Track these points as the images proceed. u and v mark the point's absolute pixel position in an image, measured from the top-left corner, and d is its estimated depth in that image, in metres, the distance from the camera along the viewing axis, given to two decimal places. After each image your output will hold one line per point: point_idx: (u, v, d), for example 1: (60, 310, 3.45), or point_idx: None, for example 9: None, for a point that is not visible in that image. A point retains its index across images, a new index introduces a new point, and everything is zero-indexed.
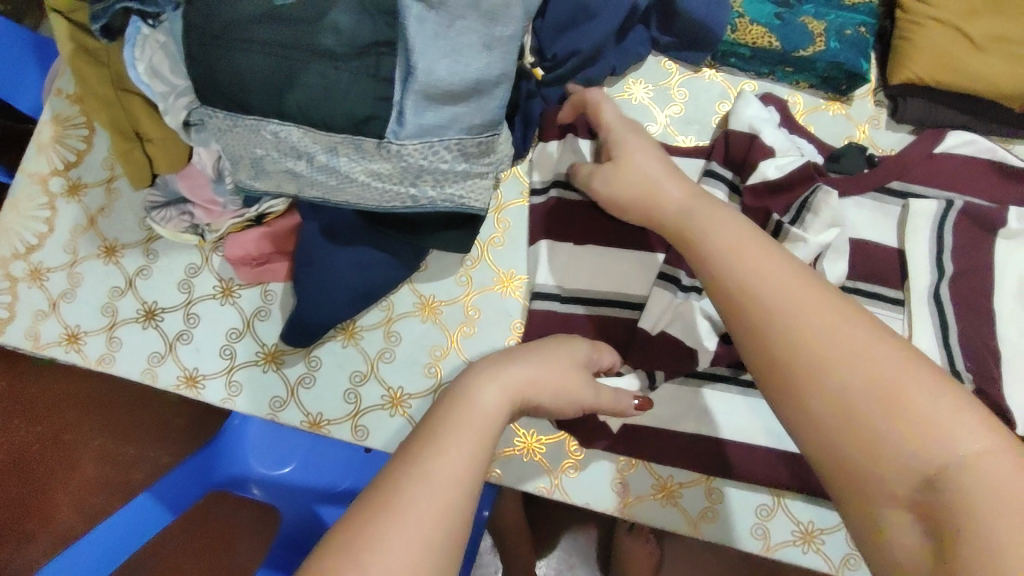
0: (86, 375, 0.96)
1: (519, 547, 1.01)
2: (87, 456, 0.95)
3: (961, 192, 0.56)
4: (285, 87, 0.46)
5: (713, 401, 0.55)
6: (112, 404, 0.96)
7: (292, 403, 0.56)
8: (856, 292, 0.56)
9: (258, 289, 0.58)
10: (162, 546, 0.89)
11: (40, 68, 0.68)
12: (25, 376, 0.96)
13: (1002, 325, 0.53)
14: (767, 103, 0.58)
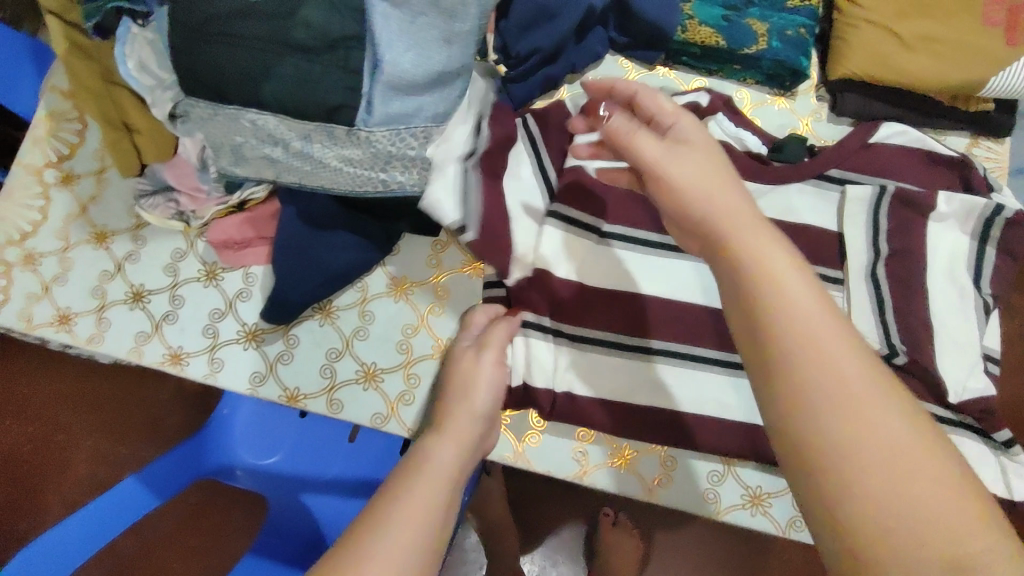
0: (77, 376, 0.98)
1: (503, 539, 1.03)
2: (78, 455, 0.97)
3: (895, 177, 0.60)
4: (260, 78, 0.50)
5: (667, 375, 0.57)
6: (101, 403, 0.98)
7: (271, 378, 0.59)
8: None
9: (240, 272, 0.62)
10: (148, 534, 0.92)
11: (35, 65, 0.72)
12: (18, 378, 0.97)
13: (933, 300, 0.58)
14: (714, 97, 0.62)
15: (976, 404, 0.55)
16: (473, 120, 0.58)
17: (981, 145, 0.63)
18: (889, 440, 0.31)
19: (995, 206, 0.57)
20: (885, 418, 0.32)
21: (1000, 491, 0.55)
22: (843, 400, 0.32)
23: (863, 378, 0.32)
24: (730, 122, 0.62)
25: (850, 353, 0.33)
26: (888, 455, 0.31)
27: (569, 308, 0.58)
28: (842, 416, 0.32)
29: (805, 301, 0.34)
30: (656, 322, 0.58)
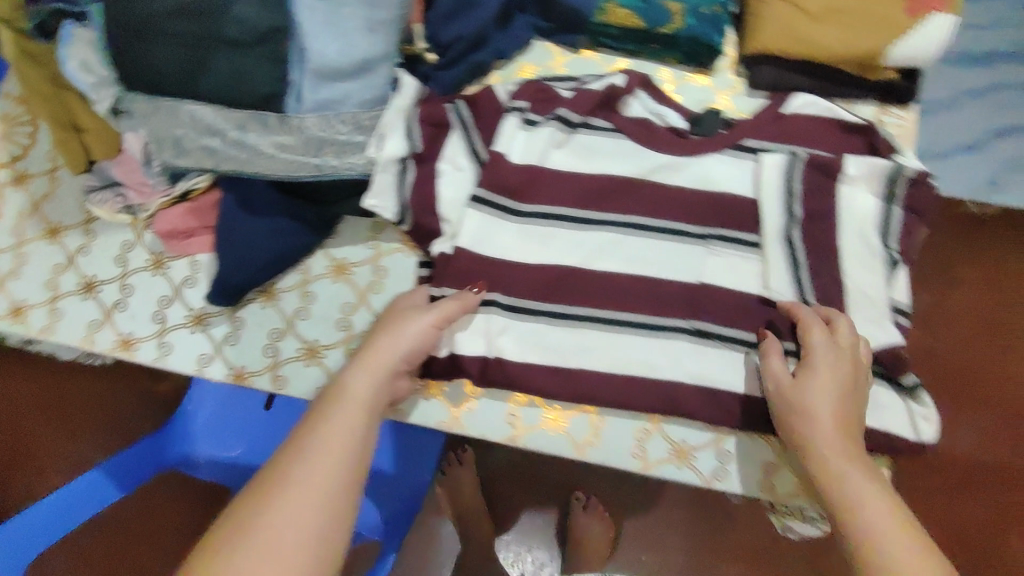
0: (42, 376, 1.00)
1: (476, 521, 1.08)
2: (44, 448, 0.99)
3: (806, 145, 0.64)
4: (196, 73, 0.53)
5: (593, 336, 0.61)
6: (68, 401, 1.00)
7: (218, 358, 0.63)
8: (717, 239, 0.63)
9: (186, 259, 0.64)
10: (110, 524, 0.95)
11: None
12: None
13: (844, 259, 0.61)
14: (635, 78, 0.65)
15: (886, 352, 0.59)
16: (398, 122, 0.58)
17: (890, 113, 0.67)
18: (874, 519, 0.48)
19: (896, 165, 0.61)
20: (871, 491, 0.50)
21: (909, 435, 0.58)
22: (844, 472, 0.51)
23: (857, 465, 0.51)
24: (653, 101, 0.66)
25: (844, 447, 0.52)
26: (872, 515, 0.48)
27: (496, 279, 0.61)
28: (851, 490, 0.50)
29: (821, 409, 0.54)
30: (579, 290, 0.61)
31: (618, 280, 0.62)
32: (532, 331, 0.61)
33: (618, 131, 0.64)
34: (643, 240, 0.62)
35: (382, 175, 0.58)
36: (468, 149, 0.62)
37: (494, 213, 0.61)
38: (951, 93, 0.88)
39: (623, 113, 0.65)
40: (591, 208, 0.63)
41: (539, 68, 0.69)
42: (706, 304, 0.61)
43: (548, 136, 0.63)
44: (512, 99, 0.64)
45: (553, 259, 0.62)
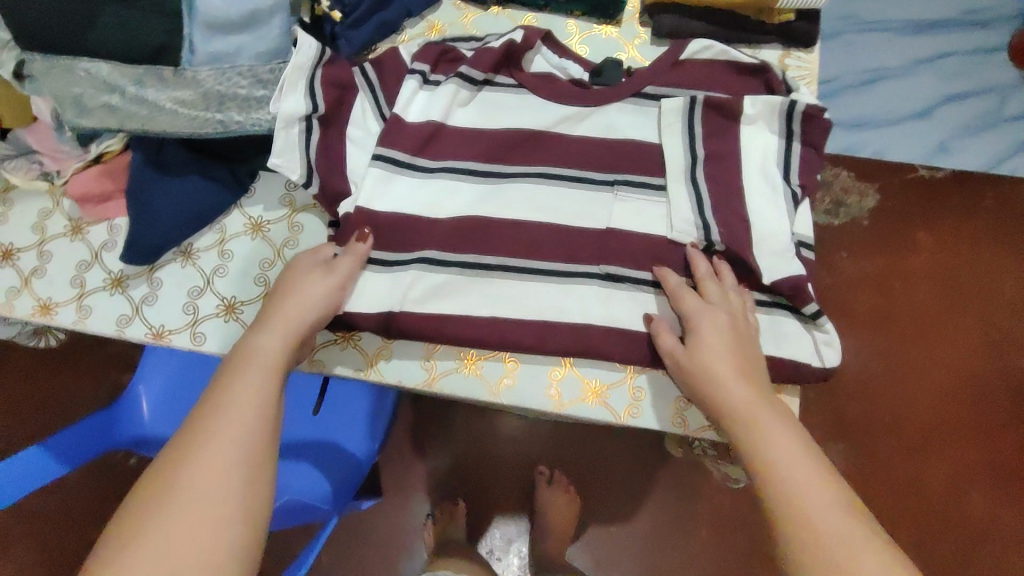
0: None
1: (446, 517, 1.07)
2: None
3: (705, 88, 0.66)
4: (84, 27, 0.54)
5: (507, 283, 0.61)
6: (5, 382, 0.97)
7: (137, 319, 0.63)
8: (627, 183, 0.64)
9: (105, 224, 0.65)
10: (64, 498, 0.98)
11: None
12: None
13: (749, 198, 0.63)
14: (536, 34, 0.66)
15: (786, 282, 0.60)
16: (301, 81, 0.59)
17: (793, 56, 0.68)
18: (805, 479, 0.46)
19: (790, 100, 0.63)
20: (797, 451, 0.48)
21: (814, 362, 0.60)
22: (766, 439, 0.49)
23: (784, 424, 0.50)
24: (555, 54, 0.67)
25: (760, 404, 0.52)
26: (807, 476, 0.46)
27: (405, 239, 0.62)
28: (776, 447, 0.48)
29: (724, 373, 0.54)
30: (486, 237, 0.62)
31: (533, 227, 0.63)
32: (443, 283, 0.61)
33: (522, 87, 0.66)
34: (553, 188, 0.64)
35: (285, 133, 0.59)
36: (375, 112, 0.63)
37: (396, 170, 0.62)
38: (904, 61, 1.13)
39: (527, 70, 0.67)
40: (500, 159, 0.64)
41: (448, 25, 0.70)
42: (615, 248, 0.62)
43: (451, 93, 0.64)
44: (415, 61, 0.64)
45: (465, 209, 0.63)
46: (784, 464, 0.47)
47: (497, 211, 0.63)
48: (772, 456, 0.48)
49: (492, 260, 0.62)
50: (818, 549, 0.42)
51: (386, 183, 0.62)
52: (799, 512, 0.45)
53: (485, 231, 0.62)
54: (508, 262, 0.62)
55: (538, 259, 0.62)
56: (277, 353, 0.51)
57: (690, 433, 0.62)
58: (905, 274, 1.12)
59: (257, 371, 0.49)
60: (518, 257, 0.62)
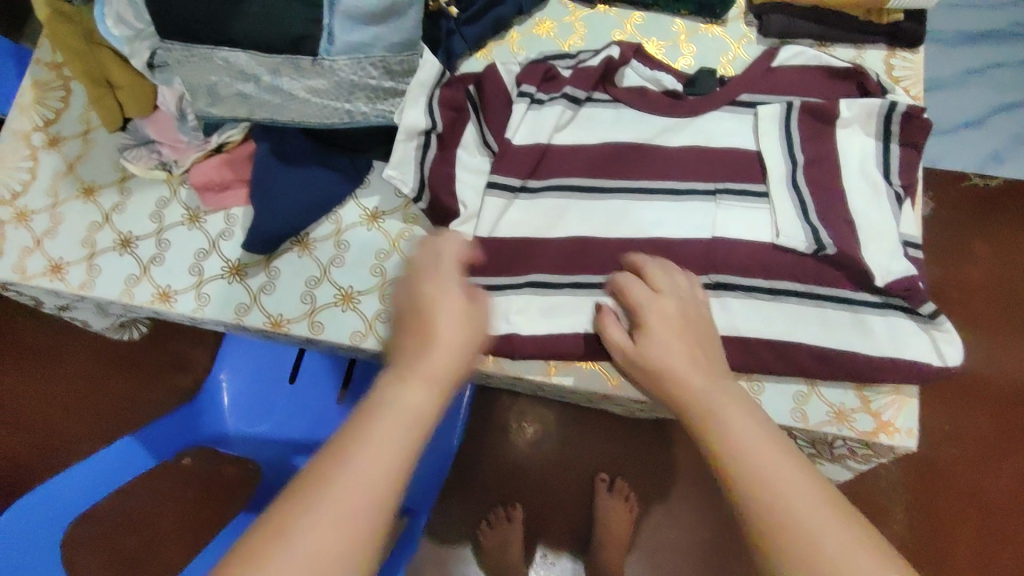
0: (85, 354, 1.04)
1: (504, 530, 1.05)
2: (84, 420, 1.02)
3: (802, 94, 0.66)
4: (230, 15, 0.54)
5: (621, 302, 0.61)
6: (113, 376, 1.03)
7: (256, 308, 0.64)
8: (728, 192, 0.64)
9: (222, 214, 0.66)
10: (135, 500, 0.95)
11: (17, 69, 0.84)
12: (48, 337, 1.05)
13: (853, 199, 0.63)
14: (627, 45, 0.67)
15: (900, 284, 0.59)
16: (422, 97, 0.60)
17: (899, 56, 0.69)
18: (820, 519, 0.39)
19: (888, 103, 0.63)
20: (812, 502, 0.39)
21: (934, 360, 0.59)
22: (754, 463, 0.41)
23: (763, 453, 0.42)
24: (647, 68, 0.67)
25: (763, 432, 0.44)
26: (802, 515, 0.39)
27: (517, 261, 0.62)
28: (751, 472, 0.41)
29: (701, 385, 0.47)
30: (591, 248, 0.62)
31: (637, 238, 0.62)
32: (550, 303, 0.61)
33: (618, 103, 0.66)
34: (662, 201, 0.63)
35: (404, 147, 0.61)
36: (480, 141, 0.64)
37: (506, 193, 0.63)
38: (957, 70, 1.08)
39: (619, 85, 0.67)
40: (608, 170, 0.64)
41: (555, 24, 0.71)
42: (724, 260, 0.62)
43: (557, 114, 0.64)
44: (519, 84, 0.64)
45: (576, 219, 0.63)
46: (763, 501, 0.40)
47: (599, 226, 0.62)
48: (767, 480, 0.41)
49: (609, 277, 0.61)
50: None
51: (497, 210, 0.62)
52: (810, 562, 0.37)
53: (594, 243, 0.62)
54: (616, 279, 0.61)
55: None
56: (417, 418, 0.40)
57: (809, 427, 0.62)
58: (961, 283, 1.11)
59: (382, 432, 0.39)
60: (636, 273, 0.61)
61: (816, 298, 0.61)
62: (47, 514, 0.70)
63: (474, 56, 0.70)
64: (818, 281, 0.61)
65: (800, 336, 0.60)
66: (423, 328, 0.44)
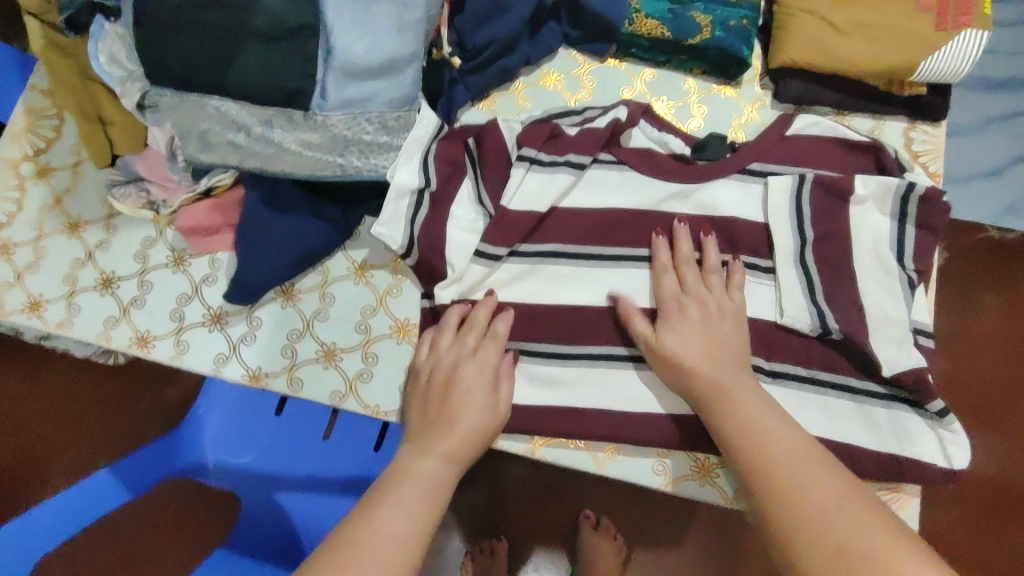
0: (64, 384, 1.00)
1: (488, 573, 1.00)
2: (60, 459, 0.99)
3: (813, 166, 0.63)
4: (224, 65, 0.53)
5: (612, 377, 0.59)
6: (88, 410, 1.00)
7: (234, 359, 0.62)
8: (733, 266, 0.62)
9: (207, 258, 0.64)
10: (111, 530, 0.93)
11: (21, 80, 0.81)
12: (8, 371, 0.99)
13: (860, 280, 0.60)
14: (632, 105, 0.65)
15: (908, 374, 0.57)
16: (417, 155, 0.58)
17: (920, 129, 0.66)
18: (860, 529, 0.44)
19: (907, 182, 0.60)
20: (848, 517, 0.45)
21: (940, 462, 0.57)
22: (797, 480, 0.47)
23: (807, 483, 0.47)
24: (654, 128, 0.65)
25: (805, 454, 0.49)
26: (844, 530, 0.44)
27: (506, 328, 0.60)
28: (792, 484, 0.47)
29: (753, 415, 0.52)
30: (582, 321, 0.60)
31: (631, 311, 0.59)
32: (539, 374, 0.59)
33: (622, 164, 0.63)
34: None
35: (394, 203, 0.58)
36: (475, 199, 0.61)
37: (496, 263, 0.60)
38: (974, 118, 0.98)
39: (626, 145, 0.64)
40: (606, 242, 0.62)
41: (563, 76, 0.68)
42: None
43: (557, 180, 0.61)
44: (520, 145, 0.61)
45: (574, 288, 0.61)
46: (803, 521, 0.45)
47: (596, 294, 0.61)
48: (806, 499, 0.46)
49: (603, 348, 0.59)
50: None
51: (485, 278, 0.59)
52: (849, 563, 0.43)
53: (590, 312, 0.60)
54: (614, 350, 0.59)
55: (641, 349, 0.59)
56: (426, 497, 0.50)
57: None
58: (974, 334, 1.03)
59: (416, 488, 0.51)
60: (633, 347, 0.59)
61: (818, 383, 0.59)
62: (5, 561, 0.69)
63: (473, 106, 0.68)
64: (824, 365, 0.59)
65: (805, 422, 0.58)
66: (448, 410, 0.55)
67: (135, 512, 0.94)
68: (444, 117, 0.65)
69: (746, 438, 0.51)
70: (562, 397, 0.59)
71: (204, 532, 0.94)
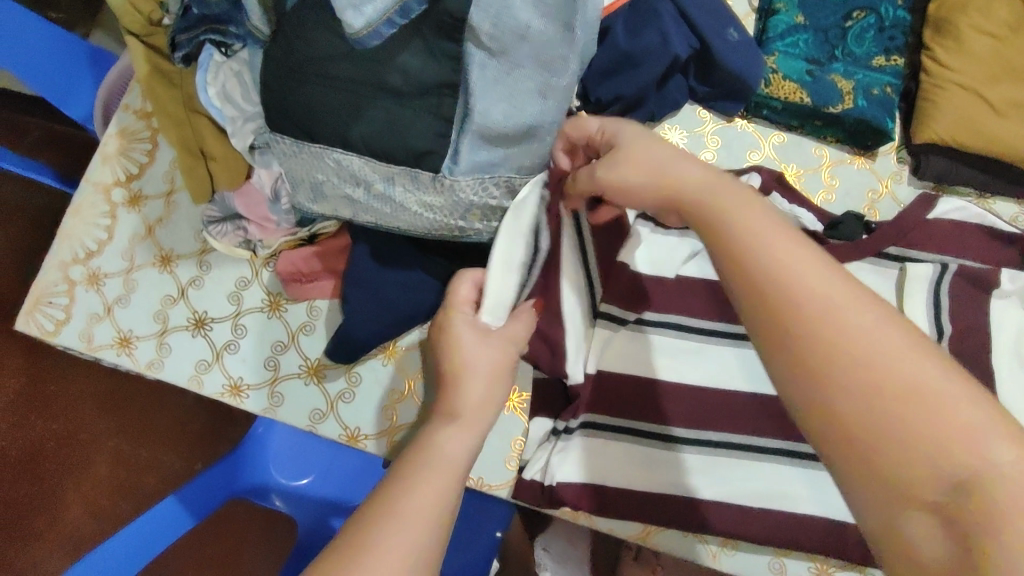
0: (104, 385, 1.02)
1: None
2: (100, 457, 1.01)
3: (953, 254, 0.60)
4: (351, 119, 0.49)
5: (733, 466, 0.56)
6: (130, 413, 1.02)
7: (331, 416, 0.60)
8: None
9: (304, 304, 0.62)
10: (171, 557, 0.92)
11: (94, 76, 0.74)
12: (54, 370, 1.02)
13: (1001, 384, 0.56)
14: (759, 171, 0.61)
15: None
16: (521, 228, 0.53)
17: None
18: (910, 364, 0.32)
19: None
20: (900, 349, 0.33)
21: None
22: (823, 306, 0.34)
23: (832, 288, 0.35)
24: (786, 200, 0.61)
25: (823, 267, 0.36)
26: (890, 360, 0.33)
27: (622, 402, 0.58)
28: (814, 302, 0.35)
29: (759, 225, 0.38)
30: (699, 402, 0.58)
31: (748, 399, 0.57)
32: (652, 456, 0.57)
33: None
34: None
35: (505, 281, 0.51)
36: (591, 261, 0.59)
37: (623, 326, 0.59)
38: None
39: None
40: (729, 316, 0.59)
41: (685, 133, 0.65)
42: None
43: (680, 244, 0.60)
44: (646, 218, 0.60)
45: (692, 370, 0.58)
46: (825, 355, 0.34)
47: (721, 377, 0.58)
48: (844, 320, 0.34)
49: (726, 435, 0.57)
50: (878, 494, 0.32)
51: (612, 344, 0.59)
52: (913, 409, 0.32)
53: (711, 394, 0.58)
54: (668, 431, 0.57)
55: (761, 438, 0.56)
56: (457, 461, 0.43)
57: None
58: None
59: (442, 485, 0.41)
60: (754, 437, 0.57)
61: None
62: None
63: None
64: None
65: None
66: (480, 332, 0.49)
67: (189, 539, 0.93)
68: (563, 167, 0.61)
69: (756, 264, 0.37)
70: (677, 483, 0.56)
71: (256, 557, 0.92)
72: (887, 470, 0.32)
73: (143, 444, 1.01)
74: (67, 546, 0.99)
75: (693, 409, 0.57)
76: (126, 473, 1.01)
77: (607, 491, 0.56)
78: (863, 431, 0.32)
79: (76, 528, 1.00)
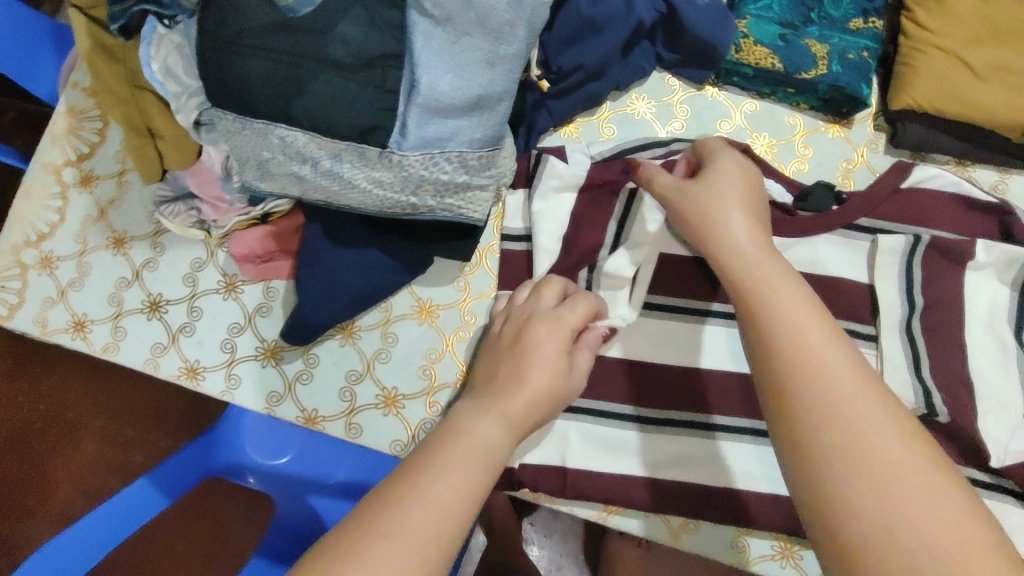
0: (87, 364, 1.01)
1: None
2: (87, 435, 1.00)
3: (927, 226, 0.58)
4: (293, 94, 0.47)
5: (694, 449, 0.55)
6: (113, 391, 1.00)
7: (289, 398, 0.58)
8: None
9: (261, 286, 0.60)
10: (158, 529, 0.93)
11: (56, 51, 0.70)
12: (37, 350, 1.01)
13: (972, 357, 0.54)
14: None
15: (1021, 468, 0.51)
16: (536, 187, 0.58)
17: None
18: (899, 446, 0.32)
19: None
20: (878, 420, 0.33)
21: None
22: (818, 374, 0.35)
23: (833, 363, 0.35)
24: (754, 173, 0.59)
25: (827, 344, 0.37)
26: (870, 437, 0.32)
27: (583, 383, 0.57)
28: (811, 375, 0.35)
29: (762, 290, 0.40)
30: (659, 379, 0.57)
31: (704, 374, 0.56)
32: (609, 437, 0.56)
33: None
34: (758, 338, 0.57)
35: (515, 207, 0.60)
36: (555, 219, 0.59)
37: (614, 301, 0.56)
38: None
39: None
40: (691, 293, 0.58)
41: (653, 103, 0.63)
42: None
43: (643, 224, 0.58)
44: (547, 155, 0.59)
45: (653, 351, 0.57)
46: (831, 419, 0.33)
47: (684, 355, 0.57)
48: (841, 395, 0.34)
49: (681, 412, 0.56)
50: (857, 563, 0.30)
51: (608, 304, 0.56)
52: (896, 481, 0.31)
53: (671, 370, 0.57)
54: (710, 418, 0.56)
55: (718, 416, 0.56)
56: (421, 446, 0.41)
57: None
58: None
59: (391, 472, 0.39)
60: (711, 417, 0.56)
61: None
62: None
63: (555, 129, 0.62)
64: None
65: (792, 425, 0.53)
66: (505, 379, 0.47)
67: (176, 512, 0.93)
68: (523, 142, 0.60)
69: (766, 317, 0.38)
70: (638, 464, 0.55)
71: (241, 531, 0.92)
72: (865, 538, 0.30)
73: (128, 422, 1.00)
74: (55, 526, 0.98)
75: (655, 387, 0.56)
76: (112, 452, 1.00)
77: (567, 472, 0.55)
78: (852, 500, 0.31)
79: (66, 508, 0.99)
